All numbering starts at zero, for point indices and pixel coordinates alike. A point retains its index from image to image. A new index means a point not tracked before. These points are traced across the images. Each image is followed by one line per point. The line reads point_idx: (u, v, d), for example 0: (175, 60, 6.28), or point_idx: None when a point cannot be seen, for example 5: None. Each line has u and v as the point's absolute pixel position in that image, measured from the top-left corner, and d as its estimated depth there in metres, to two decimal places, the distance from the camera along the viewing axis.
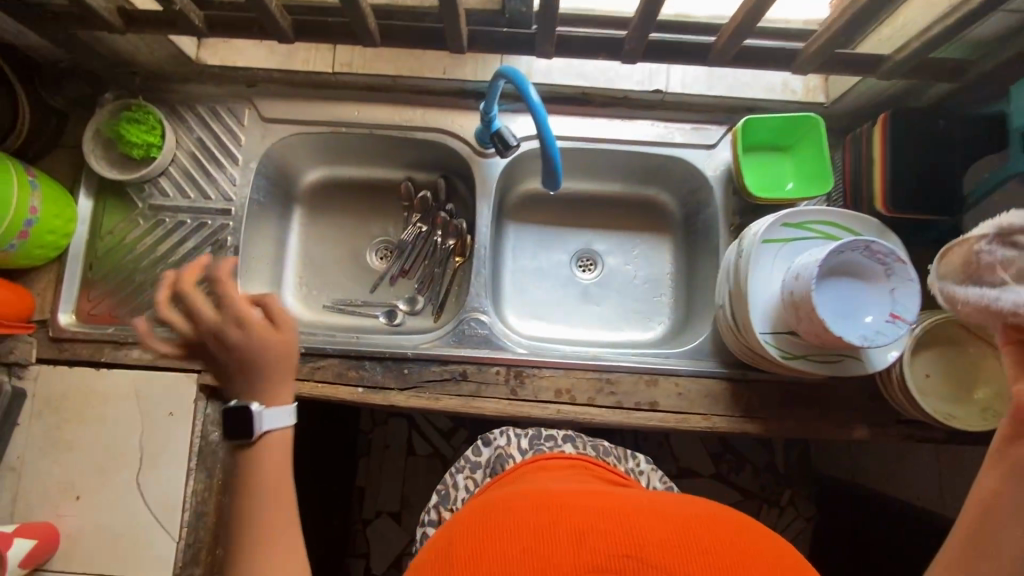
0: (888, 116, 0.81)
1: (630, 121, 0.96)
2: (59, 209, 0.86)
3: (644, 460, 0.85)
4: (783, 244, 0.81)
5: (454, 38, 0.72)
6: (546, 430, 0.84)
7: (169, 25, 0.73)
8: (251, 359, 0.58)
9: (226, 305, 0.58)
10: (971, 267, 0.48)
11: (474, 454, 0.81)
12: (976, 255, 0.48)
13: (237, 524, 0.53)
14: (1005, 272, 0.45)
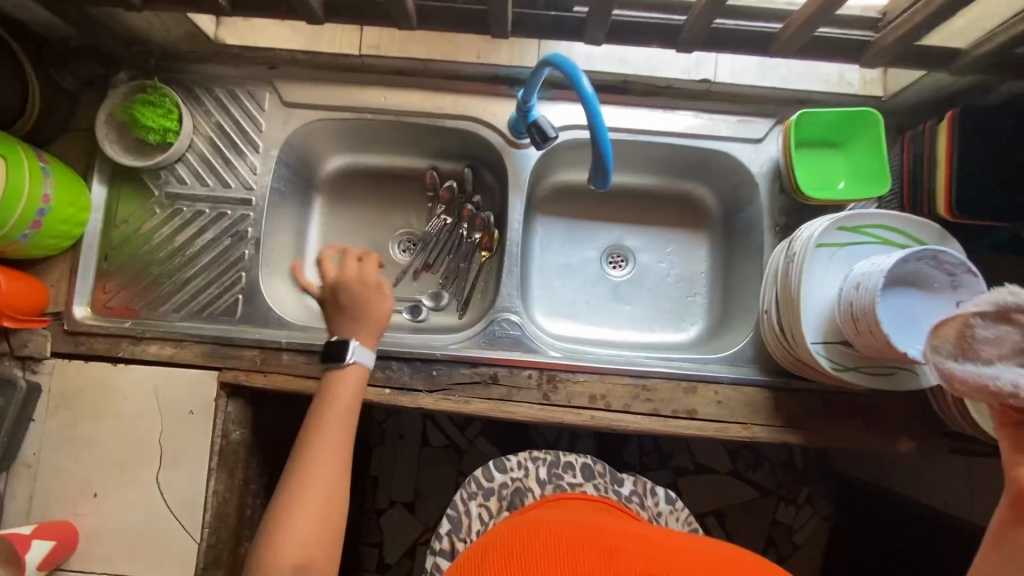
0: (957, 113, 0.75)
1: (673, 112, 0.90)
2: (72, 196, 0.82)
3: (665, 501, 0.80)
4: (837, 249, 0.76)
5: (498, 22, 0.66)
6: (565, 457, 0.80)
7: (190, 3, 0.68)
8: (358, 311, 0.76)
9: (361, 272, 0.79)
10: (964, 344, 0.48)
11: (486, 479, 0.77)
12: (971, 331, 0.48)
13: (294, 466, 0.63)
14: (994, 351, 0.46)
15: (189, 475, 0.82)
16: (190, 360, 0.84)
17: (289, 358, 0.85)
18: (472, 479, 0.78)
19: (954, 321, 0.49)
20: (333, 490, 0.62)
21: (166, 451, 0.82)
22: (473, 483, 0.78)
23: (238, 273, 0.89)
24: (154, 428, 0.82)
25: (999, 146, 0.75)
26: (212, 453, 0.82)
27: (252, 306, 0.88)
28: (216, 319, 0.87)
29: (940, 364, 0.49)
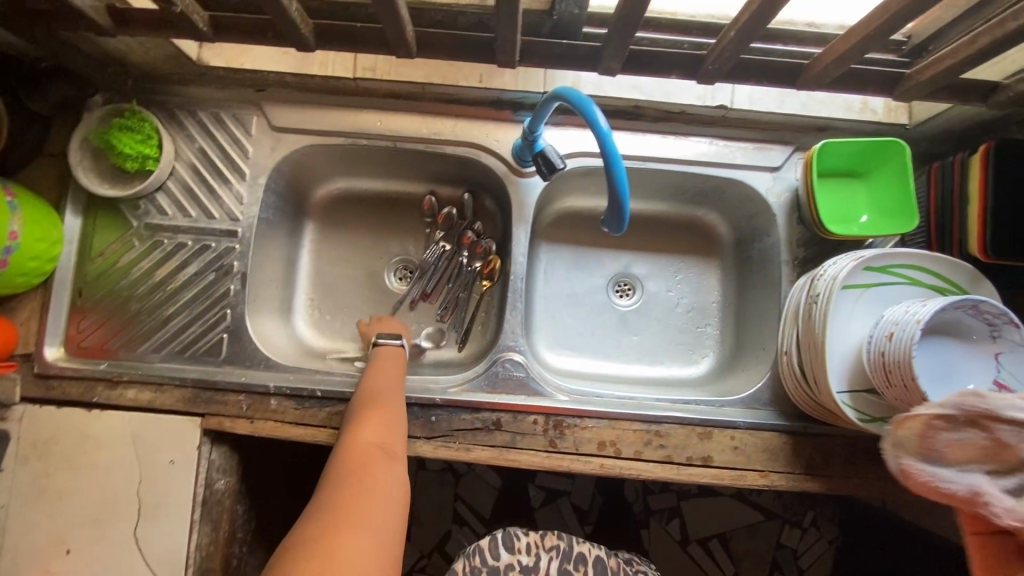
0: (992, 148, 0.70)
1: (685, 139, 0.86)
2: (43, 231, 0.76)
3: None
4: (863, 291, 0.72)
5: (506, 50, 0.62)
6: (578, 546, 0.75)
7: (167, 25, 0.62)
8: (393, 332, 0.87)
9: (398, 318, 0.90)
10: (928, 444, 0.44)
11: (492, 556, 0.73)
12: (937, 433, 0.44)
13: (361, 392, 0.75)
14: (959, 454, 0.42)
15: (169, 530, 0.76)
16: (171, 405, 0.79)
17: (277, 403, 0.79)
18: (477, 550, 0.73)
19: (918, 419, 0.46)
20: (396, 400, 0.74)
21: (144, 504, 0.76)
22: (477, 556, 0.73)
23: (223, 309, 0.83)
24: (132, 479, 0.77)
25: None
26: (195, 505, 0.77)
27: (237, 345, 0.82)
28: (199, 359, 0.82)
29: (905, 464, 0.45)
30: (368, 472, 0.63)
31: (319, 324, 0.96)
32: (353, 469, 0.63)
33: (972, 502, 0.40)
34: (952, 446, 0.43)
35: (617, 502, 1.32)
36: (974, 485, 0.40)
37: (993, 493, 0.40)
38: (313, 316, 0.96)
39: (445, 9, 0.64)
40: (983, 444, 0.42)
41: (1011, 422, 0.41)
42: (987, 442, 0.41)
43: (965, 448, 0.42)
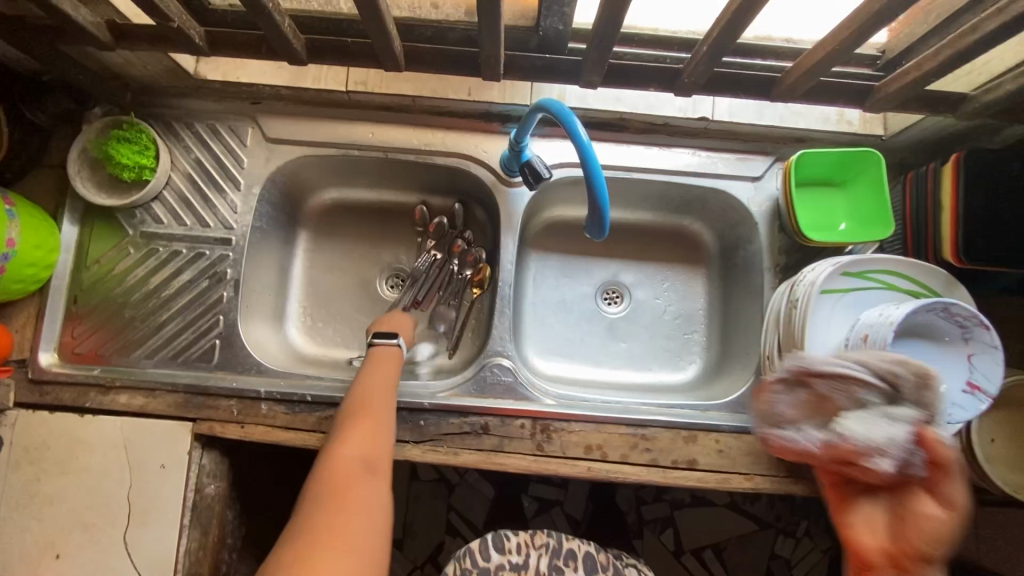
0: (962, 156, 0.73)
1: (669, 150, 0.88)
2: (40, 239, 0.77)
3: None
4: (841, 295, 0.73)
5: (490, 62, 0.64)
6: (567, 543, 0.76)
7: (164, 41, 0.65)
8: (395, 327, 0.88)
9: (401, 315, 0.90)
10: (773, 413, 0.58)
11: (483, 557, 0.73)
12: (778, 403, 0.58)
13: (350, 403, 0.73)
14: (794, 413, 0.57)
15: (159, 534, 0.77)
16: (163, 410, 0.80)
17: (267, 408, 0.80)
18: (468, 552, 0.74)
19: (766, 393, 0.59)
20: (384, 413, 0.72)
21: (135, 509, 0.77)
22: (468, 559, 0.74)
23: (215, 316, 0.84)
24: (122, 484, 0.77)
25: (1005, 190, 0.73)
26: (185, 509, 0.78)
27: (230, 351, 0.83)
28: (191, 365, 0.83)
29: (762, 432, 0.58)
30: (348, 488, 0.60)
31: (312, 331, 0.98)
32: (331, 489, 0.60)
33: (812, 450, 0.55)
34: (790, 406, 0.58)
35: (610, 510, 1.32)
36: (815, 437, 0.55)
37: (824, 440, 0.54)
38: (306, 323, 0.98)
39: (434, 25, 0.67)
40: (810, 399, 0.57)
41: (824, 377, 0.56)
42: (812, 398, 0.57)
43: (799, 405, 0.57)
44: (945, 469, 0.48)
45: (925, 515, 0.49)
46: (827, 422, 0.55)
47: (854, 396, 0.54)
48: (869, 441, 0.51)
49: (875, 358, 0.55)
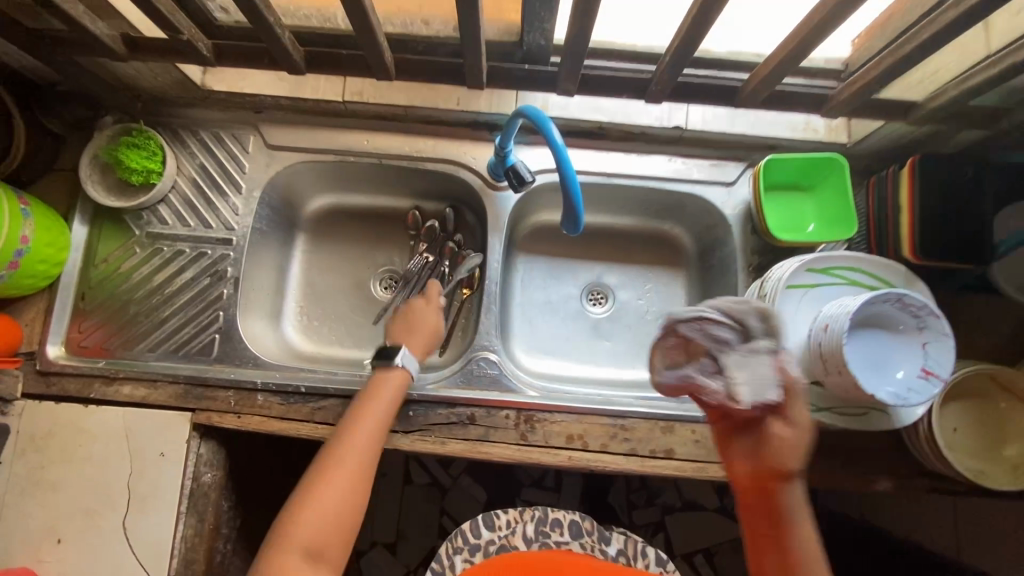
0: (917, 159, 0.78)
1: (647, 156, 0.93)
2: (52, 237, 0.82)
3: (656, 561, 0.77)
4: (806, 290, 0.78)
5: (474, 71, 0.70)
6: (552, 512, 0.79)
7: (173, 52, 0.71)
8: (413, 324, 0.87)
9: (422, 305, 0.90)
10: (660, 356, 0.62)
11: (474, 534, 0.77)
12: (661, 349, 0.62)
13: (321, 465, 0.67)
14: (673, 356, 0.61)
15: (158, 519, 0.80)
16: (164, 401, 0.83)
17: (263, 399, 0.84)
18: (459, 532, 0.77)
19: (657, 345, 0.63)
20: (351, 486, 0.66)
21: (134, 495, 0.80)
22: (460, 538, 0.77)
23: (216, 312, 0.89)
24: (123, 471, 0.81)
25: (959, 193, 0.77)
26: (182, 496, 0.81)
27: (229, 345, 0.88)
28: (191, 358, 0.87)
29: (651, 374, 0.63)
30: None
31: (308, 330, 1.02)
32: None
33: (690, 386, 0.60)
34: (670, 353, 0.61)
35: (600, 512, 1.34)
36: (689, 380, 0.59)
37: (698, 377, 0.59)
38: (302, 322, 1.02)
39: (427, 40, 0.74)
40: (682, 343, 0.61)
41: (687, 322, 0.59)
42: (683, 342, 0.60)
43: (676, 350, 0.61)
44: (792, 394, 0.54)
45: (780, 439, 0.54)
46: (695, 364, 0.59)
47: (712, 336, 0.58)
48: (743, 383, 0.55)
49: (730, 301, 0.58)
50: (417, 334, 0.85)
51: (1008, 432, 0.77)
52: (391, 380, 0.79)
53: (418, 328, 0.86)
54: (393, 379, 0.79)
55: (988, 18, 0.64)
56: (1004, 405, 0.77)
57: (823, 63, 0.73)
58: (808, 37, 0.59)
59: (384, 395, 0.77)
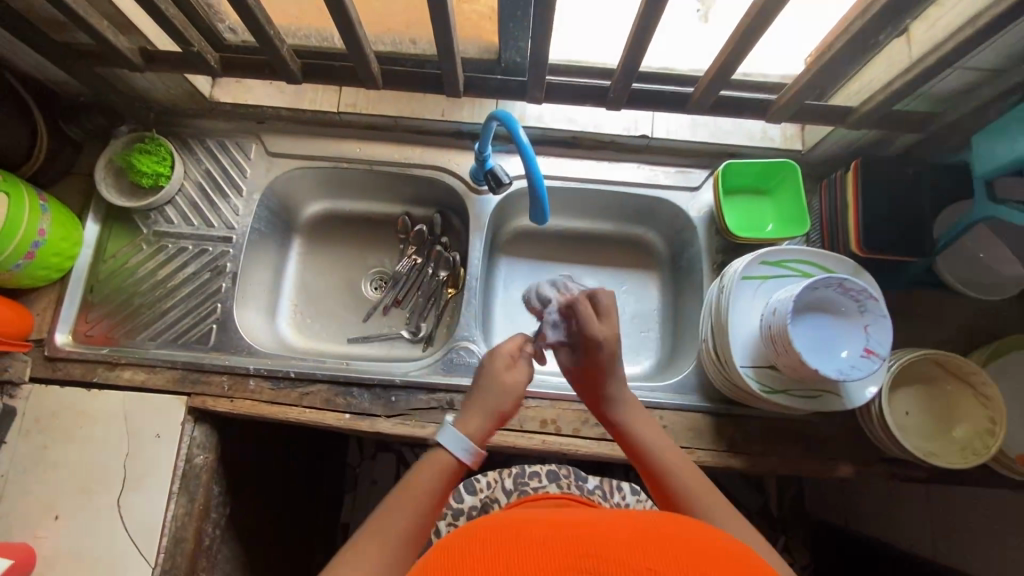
0: (860, 162, 0.84)
1: (618, 164, 1.01)
2: (66, 232, 0.89)
3: (629, 492, 0.87)
4: (761, 281, 0.83)
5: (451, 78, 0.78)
6: (529, 466, 0.86)
7: (186, 64, 0.80)
8: (486, 392, 0.71)
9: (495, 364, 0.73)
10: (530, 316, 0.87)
11: (457, 501, 0.82)
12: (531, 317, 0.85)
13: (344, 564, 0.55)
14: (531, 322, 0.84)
15: (150, 497, 0.84)
16: (162, 386, 0.89)
17: (254, 383, 0.89)
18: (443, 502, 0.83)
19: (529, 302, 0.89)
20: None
21: (129, 473, 0.85)
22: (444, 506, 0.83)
23: (214, 304, 0.95)
24: (120, 452, 0.85)
25: (900, 192, 0.83)
26: (175, 476, 0.85)
27: (225, 334, 0.94)
28: (189, 346, 0.92)
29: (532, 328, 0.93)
30: None
31: (301, 326, 1.08)
32: None
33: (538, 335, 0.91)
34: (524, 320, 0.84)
35: None
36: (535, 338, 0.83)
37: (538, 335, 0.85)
38: (296, 318, 1.08)
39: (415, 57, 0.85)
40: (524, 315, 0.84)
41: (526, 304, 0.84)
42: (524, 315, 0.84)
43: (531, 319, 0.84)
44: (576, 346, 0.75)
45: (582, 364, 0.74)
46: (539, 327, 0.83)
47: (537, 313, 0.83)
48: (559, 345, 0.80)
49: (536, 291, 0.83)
50: (477, 403, 0.71)
51: (958, 415, 0.81)
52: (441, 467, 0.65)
53: (482, 392, 0.72)
54: (440, 459, 0.65)
55: (907, 32, 0.72)
56: (951, 389, 0.82)
57: (779, 80, 0.81)
58: (737, 50, 0.67)
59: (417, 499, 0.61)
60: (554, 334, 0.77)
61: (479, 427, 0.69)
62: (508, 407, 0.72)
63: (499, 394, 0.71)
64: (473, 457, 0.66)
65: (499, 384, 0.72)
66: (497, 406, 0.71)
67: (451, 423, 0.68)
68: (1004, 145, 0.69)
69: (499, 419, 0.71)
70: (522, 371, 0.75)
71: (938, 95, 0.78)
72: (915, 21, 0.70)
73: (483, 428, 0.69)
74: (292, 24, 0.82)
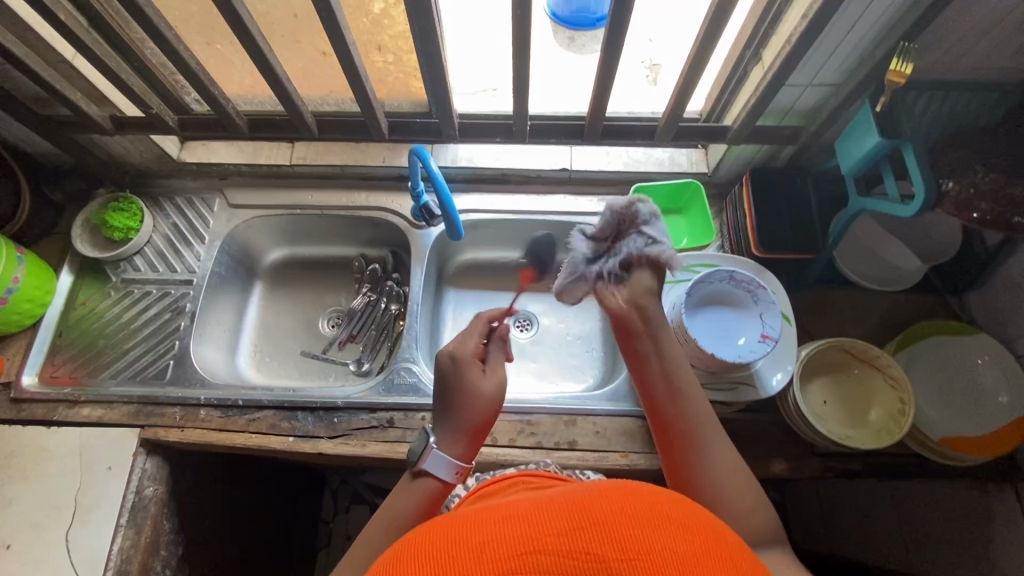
0: (748, 174, 0.93)
1: (545, 196, 1.11)
2: (40, 282, 0.98)
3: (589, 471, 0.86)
4: (672, 285, 0.89)
5: (373, 120, 0.92)
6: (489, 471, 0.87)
7: (150, 127, 0.94)
8: (455, 399, 0.67)
9: (459, 358, 0.69)
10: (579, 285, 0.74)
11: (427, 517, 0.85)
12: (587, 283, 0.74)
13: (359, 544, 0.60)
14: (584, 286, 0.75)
15: (98, 528, 0.87)
16: (117, 420, 0.94)
17: (205, 413, 0.94)
18: None
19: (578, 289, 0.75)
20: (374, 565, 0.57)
21: (79, 506, 0.87)
22: None
23: (173, 341, 1.02)
24: (72, 486, 0.88)
25: (787, 198, 0.92)
26: (123, 508, 0.88)
27: (181, 369, 1.00)
28: (147, 382, 0.98)
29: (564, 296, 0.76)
30: None
31: (259, 363, 1.13)
32: None
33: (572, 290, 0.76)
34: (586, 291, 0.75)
35: None
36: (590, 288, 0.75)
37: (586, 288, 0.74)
38: (255, 356, 1.13)
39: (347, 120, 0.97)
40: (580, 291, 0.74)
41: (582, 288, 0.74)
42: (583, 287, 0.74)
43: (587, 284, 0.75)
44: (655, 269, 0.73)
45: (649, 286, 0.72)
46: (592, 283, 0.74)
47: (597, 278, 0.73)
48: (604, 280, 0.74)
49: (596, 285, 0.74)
50: (457, 417, 0.66)
51: (871, 399, 0.84)
52: (431, 489, 0.63)
53: (454, 406, 0.67)
54: (421, 485, 0.64)
55: (761, 59, 0.84)
56: (860, 374, 0.86)
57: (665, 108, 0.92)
58: (602, 84, 0.80)
59: (411, 507, 0.62)
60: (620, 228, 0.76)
61: (464, 447, 0.65)
62: (487, 413, 0.67)
63: (474, 410, 0.66)
64: (455, 477, 0.64)
65: (470, 397, 0.66)
66: (470, 421, 0.66)
67: (437, 444, 0.65)
68: (854, 145, 0.78)
69: (483, 430, 0.67)
70: (492, 374, 0.70)
71: (802, 110, 0.89)
72: (761, 49, 0.82)
73: (469, 441, 0.66)
74: (246, 92, 0.97)
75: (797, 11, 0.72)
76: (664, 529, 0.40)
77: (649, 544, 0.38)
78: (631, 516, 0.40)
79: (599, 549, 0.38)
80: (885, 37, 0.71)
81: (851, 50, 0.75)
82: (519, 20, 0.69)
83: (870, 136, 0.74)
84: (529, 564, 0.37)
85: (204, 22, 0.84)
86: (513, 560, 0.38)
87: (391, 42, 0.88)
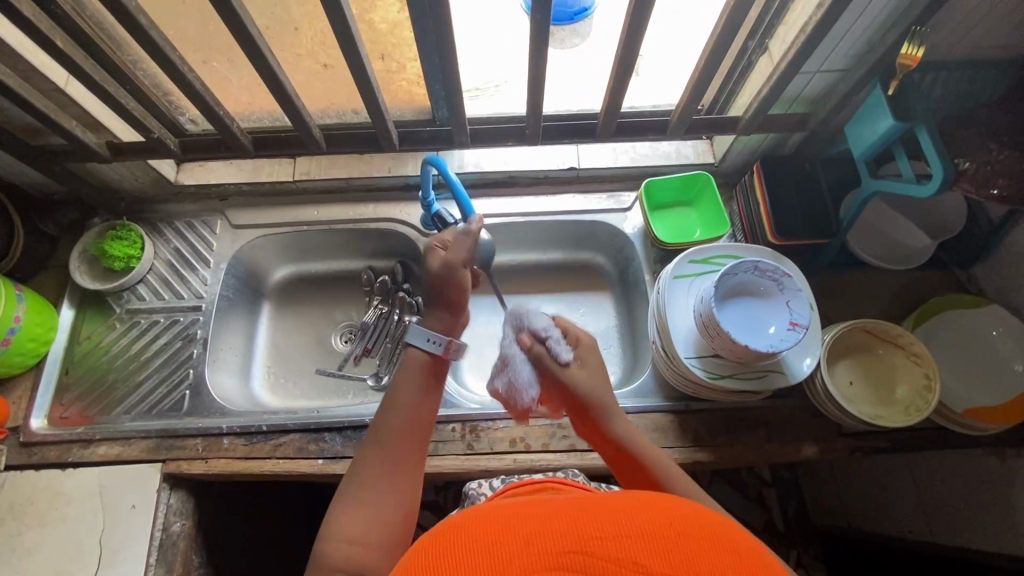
0: (759, 162, 0.94)
1: (553, 196, 1.11)
2: (42, 318, 0.94)
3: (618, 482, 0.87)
4: (692, 278, 0.90)
5: (383, 131, 0.90)
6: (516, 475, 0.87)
7: (151, 151, 0.91)
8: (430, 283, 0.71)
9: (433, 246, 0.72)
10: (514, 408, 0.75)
11: None
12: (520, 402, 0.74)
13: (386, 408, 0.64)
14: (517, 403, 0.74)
15: (126, 570, 0.83)
16: (136, 456, 0.90)
17: (229, 442, 0.92)
18: None
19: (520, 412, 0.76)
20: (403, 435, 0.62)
21: (105, 549, 0.84)
22: None
23: (187, 369, 0.99)
24: (95, 529, 0.85)
25: (798, 185, 0.93)
26: (152, 546, 0.85)
27: (198, 399, 0.97)
28: (164, 415, 0.95)
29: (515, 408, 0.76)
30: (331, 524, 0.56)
31: (274, 385, 1.10)
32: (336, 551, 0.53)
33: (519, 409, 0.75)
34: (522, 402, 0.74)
35: None
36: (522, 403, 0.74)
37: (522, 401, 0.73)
38: (268, 378, 1.11)
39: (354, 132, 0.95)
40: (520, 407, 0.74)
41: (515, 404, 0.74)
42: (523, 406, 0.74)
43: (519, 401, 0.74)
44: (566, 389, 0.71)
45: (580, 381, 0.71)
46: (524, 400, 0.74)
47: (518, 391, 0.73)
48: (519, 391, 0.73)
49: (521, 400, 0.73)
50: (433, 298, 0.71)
51: (896, 377, 0.86)
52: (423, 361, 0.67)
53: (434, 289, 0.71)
54: (416, 360, 0.67)
55: (768, 51, 0.84)
56: (883, 353, 0.88)
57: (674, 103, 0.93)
58: (619, 83, 0.79)
59: (417, 387, 0.65)
60: (561, 353, 0.72)
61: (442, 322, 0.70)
62: (456, 293, 0.71)
63: (444, 285, 0.70)
64: (445, 348, 0.68)
65: (440, 280, 0.70)
66: (446, 297, 0.71)
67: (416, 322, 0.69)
68: (867, 128, 0.79)
69: (455, 308, 0.71)
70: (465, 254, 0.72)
71: (810, 97, 0.90)
72: (768, 40, 0.83)
73: (446, 319, 0.70)
74: (245, 109, 0.94)
75: (808, 1, 0.73)
76: (715, 552, 0.38)
77: (699, 564, 0.36)
78: (683, 533, 0.39)
79: (647, 561, 0.36)
80: (891, 25, 0.72)
81: (858, 38, 0.76)
82: (536, 23, 0.68)
83: (882, 119, 0.75)
84: (571, 565, 0.36)
85: (203, 41, 0.81)
86: (564, 556, 0.37)
87: (396, 50, 0.86)
